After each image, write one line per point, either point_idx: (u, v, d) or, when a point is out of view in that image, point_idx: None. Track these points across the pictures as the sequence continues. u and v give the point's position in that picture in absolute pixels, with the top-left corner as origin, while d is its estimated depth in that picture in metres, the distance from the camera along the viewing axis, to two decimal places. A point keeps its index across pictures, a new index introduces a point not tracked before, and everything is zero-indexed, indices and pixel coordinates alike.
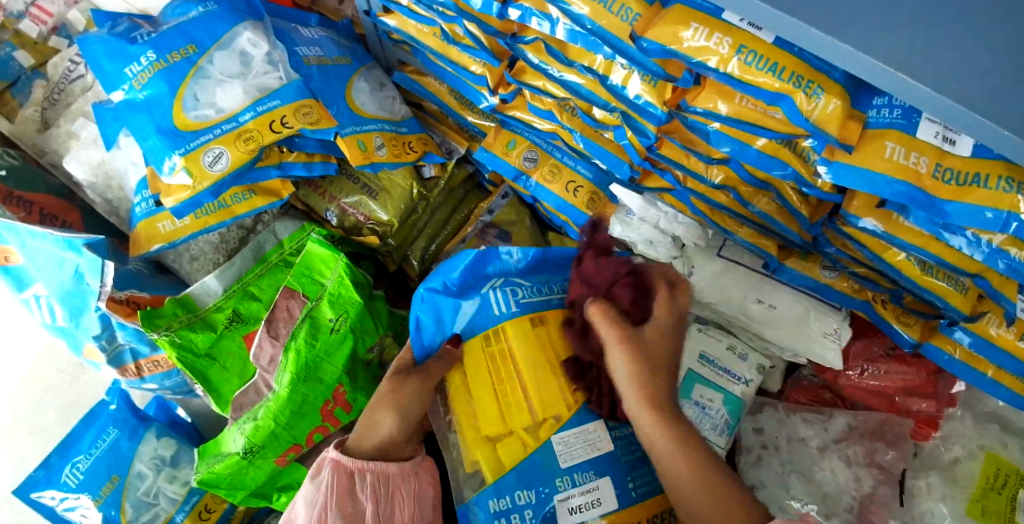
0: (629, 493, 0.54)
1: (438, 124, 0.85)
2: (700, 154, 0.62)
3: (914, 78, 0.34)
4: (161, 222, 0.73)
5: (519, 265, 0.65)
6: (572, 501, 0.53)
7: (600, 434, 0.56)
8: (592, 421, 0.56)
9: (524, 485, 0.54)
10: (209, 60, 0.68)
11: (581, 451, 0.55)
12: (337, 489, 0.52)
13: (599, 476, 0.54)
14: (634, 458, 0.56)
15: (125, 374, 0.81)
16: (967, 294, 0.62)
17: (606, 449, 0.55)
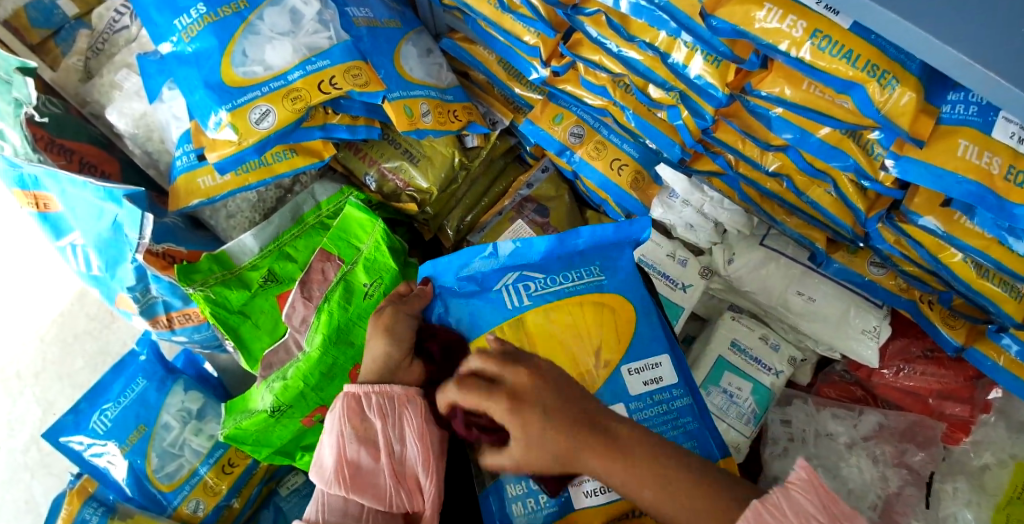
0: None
1: (484, 94, 0.82)
2: (756, 138, 0.61)
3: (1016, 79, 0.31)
4: (201, 178, 0.73)
5: (535, 253, 0.56)
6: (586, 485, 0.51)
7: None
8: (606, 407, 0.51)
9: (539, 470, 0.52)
10: (259, 16, 0.67)
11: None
12: (347, 415, 0.49)
13: None
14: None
15: (157, 325, 0.82)
16: (1022, 301, 0.61)
17: None
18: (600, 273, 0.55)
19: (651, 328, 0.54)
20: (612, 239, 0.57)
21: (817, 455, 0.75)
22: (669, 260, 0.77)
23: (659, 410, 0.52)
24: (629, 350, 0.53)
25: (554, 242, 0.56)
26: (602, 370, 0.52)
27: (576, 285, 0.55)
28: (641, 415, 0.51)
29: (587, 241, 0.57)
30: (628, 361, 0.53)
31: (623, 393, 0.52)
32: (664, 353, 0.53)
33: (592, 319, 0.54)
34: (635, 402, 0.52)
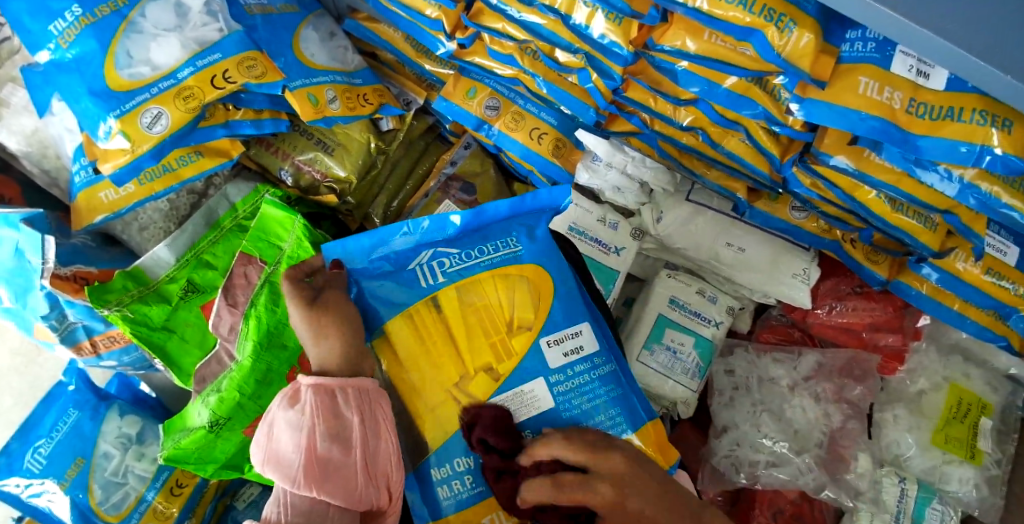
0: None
1: (395, 75, 0.80)
2: (666, 95, 0.59)
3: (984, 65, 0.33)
4: (103, 192, 0.68)
5: (449, 228, 0.58)
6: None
7: (537, 394, 0.53)
8: (527, 381, 0.53)
9: (465, 451, 0.52)
10: (141, 13, 0.62)
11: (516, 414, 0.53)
12: (316, 406, 0.48)
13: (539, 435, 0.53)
14: (579, 412, 0.53)
15: (81, 352, 0.78)
16: (936, 230, 0.63)
17: (546, 406, 0.53)
18: (516, 244, 0.58)
19: (569, 299, 0.57)
20: (528, 209, 0.59)
21: (762, 401, 0.77)
22: (599, 224, 0.76)
23: (581, 379, 0.54)
24: (547, 322, 0.55)
25: (469, 217, 0.58)
26: (518, 346, 0.54)
27: (491, 258, 0.57)
28: (560, 387, 0.54)
29: (502, 214, 0.59)
30: (547, 333, 0.55)
31: (543, 368, 0.54)
32: (584, 322, 0.56)
33: (511, 290, 0.56)
34: (556, 373, 0.54)
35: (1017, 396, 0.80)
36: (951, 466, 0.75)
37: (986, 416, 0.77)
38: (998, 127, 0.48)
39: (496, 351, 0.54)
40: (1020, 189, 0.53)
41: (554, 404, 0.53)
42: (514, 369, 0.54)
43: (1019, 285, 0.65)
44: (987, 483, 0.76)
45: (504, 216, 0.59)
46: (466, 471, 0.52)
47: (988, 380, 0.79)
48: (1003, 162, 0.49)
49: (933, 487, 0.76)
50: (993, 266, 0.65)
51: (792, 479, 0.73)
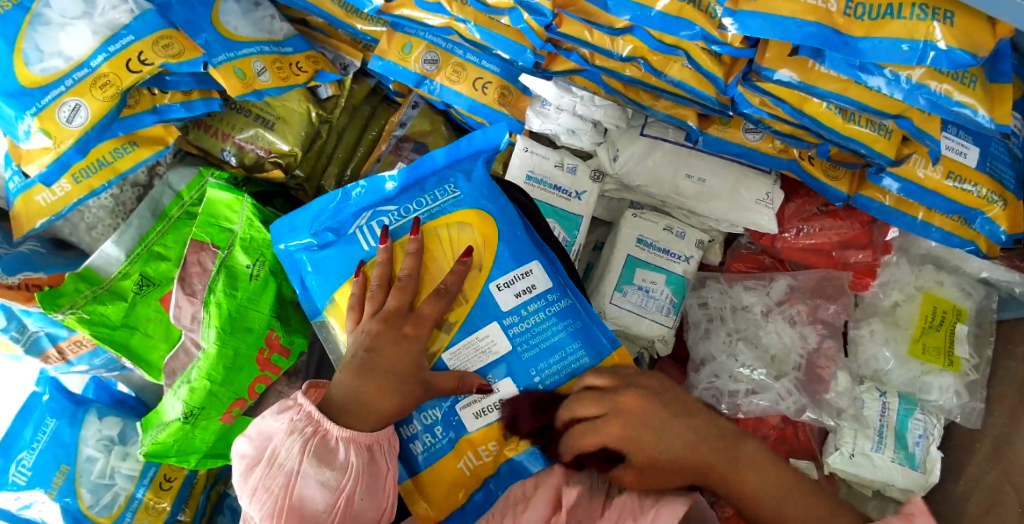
0: (535, 393, 0.52)
1: (328, 39, 0.76)
2: (599, 24, 0.56)
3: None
4: (39, 195, 0.65)
5: (385, 188, 0.58)
6: (475, 406, 0.52)
7: (493, 337, 0.53)
8: (482, 326, 0.53)
9: (430, 402, 0.52)
10: (45, 3, 0.60)
11: (474, 360, 0.52)
12: (316, 444, 0.46)
13: (498, 380, 0.52)
14: (539, 350, 0.53)
15: (49, 360, 0.77)
16: (892, 138, 0.62)
17: (502, 349, 0.52)
18: (452, 192, 0.57)
19: (516, 239, 0.56)
20: (464, 155, 0.61)
21: (737, 329, 0.77)
22: (558, 171, 0.72)
23: (535, 317, 0.54)
24: (496, 264, 0.54)
25: (404, 175, 0.59)
26: (469, 293, 0.53)
27: (432, 209, 0.56)
28: (516, 327, 0.53)
29: (440, 165, 0.60)
30: (495, 277, 0.54)
31: (496, 311, 0.53)
32: (533, 261, 0.55)
33: (451, 237, 0.55)
34: (509, 315, 0.53)
35: (991, 300, 0.80)
36: (931, 376, 0.76)
37: (962, 322, 0.77)
38: (940, 20, 0.47)
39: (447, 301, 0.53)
40: (969, 85, 0.53)
41: (512, 345, 0.53)
42: (468, 315, 0.53)
43: (980, 187, 0.65)
44: (968, 389, 0.77)
45: (440, 169, 0.60)
46: (435, 421, 0.52)
47: (961, 286, 0.79)
48: (948, 57, 0.47)
49: (915, 397, 0.77)
50: (953, 169, 0.65)
51: (773, 405, 0.73)
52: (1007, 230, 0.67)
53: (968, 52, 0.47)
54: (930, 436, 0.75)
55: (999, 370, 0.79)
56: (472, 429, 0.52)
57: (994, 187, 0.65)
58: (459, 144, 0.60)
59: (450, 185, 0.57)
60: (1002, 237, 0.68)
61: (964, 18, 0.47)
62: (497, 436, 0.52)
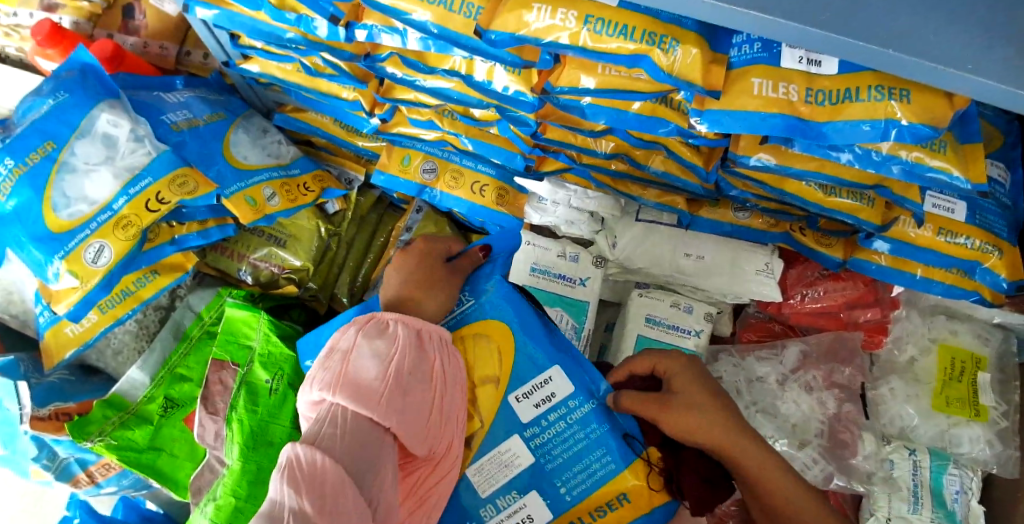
0: (563, 504, 0.53)
1: (334, 157, 0.83)
2: (584, 128, 0.60)
3: (882, 46, 0.35)
4: (66, 327, 0.68)
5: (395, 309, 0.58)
6: None
7: (515, 451, 0.54)
8: (504, 440, 0.55)
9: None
10: (71, 152, 0.63)
11: (496, 476, 0.54)
12: (339, 454, 0.37)
13: (524, 495, 0.53)
14: (561, 461, 0.54)
15: (79, 484, 0.78)
16: (875, 205, 0.63)
17: (524, 463, 0.54)
18: (469, 299, 0.59)
19: (532, 346, 0.57)
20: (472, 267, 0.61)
21: (755, 401, 0.76)
22: (561, 260, 0.75)
23: (556, 427, 0.55)
24: (514, 377, 0.56)
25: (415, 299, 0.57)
26: (489, 409, 0.55)
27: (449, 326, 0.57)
28: (537, 438, 0.55)
29: (445, 275, 0.59)
30: (513, 389, 0.56)
31: (516, 423, 0.55)
32: (553, 368, 0.57)
33: (469, 350, 0.57)
34: (531, 427, 0.55)
35: (1010, 344, 0.79)
36: (959, 428, 0.74)
37: (983, 370, 0.76)
38: (896, 99, 0.48)
39: (469, 420, 0.55)
40: (938, 150, 0.54)
41: (535, 458, 0.54)
42: (489, 430, 0.55)
43: (973, 239, 0.65)
44: (1000, 437, 0.75)
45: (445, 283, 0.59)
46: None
47: (976, 333, 0.78)
48: (910, 132, 0.48)
49: (946, 452, 0.75)
50: (943, 225, 0.66)
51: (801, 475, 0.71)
52: (1009, 279, 0.66)
53: (928, 125, 0.48)
54: (968, 490, 0.74)
55: None
56: None
57: (988, 237, 0.65)
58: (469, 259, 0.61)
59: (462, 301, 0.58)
60: (1004, 285, 0.67)
61: (922, 94, 0.48)
62: None
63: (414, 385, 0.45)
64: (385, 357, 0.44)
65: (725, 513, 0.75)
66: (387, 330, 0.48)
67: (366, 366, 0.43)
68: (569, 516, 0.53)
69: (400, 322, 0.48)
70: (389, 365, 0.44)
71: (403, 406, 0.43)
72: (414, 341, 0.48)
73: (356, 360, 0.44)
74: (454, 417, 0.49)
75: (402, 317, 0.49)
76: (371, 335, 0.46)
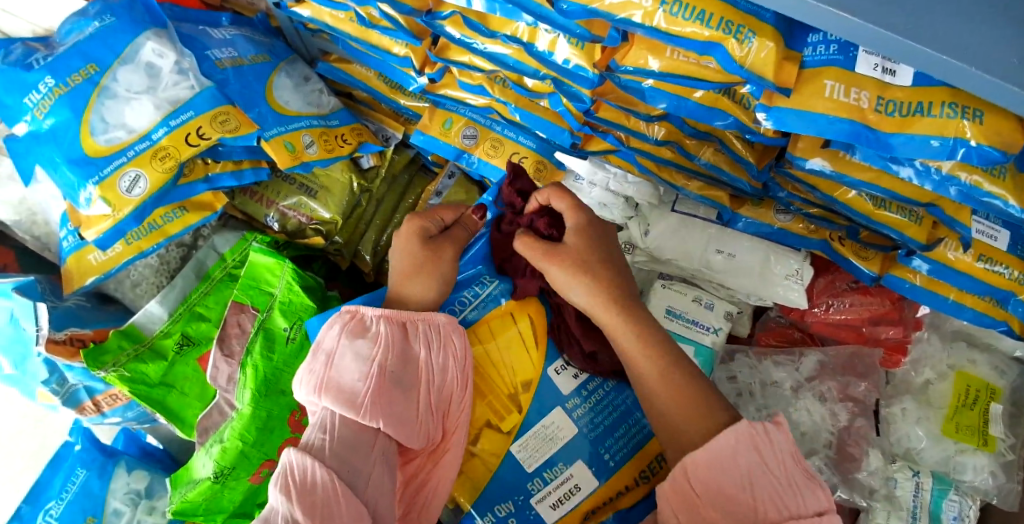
0: (608, 470, 0.57)
1: (372, 112, 0.82)
2: (637, 111, 0.59)
3: (971, 65, 0.33)
4: (90, 254, 0.68)
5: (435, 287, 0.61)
6: (551, 497, 0.56)
7: (559, 423, 0.58)
8: (547, 414, 0.58)
9: (503, 497, 0.56)
10: (113, 77, 0.62)
11: (543, 449, 0.57)
12: (327, 457, 0.44)
13: (570, 466, 0.56)
14: (602, 430, 0.58)
15: (85, 412, 0.78)
16: (922, 223, 0.63)
17: (569, 434, 0.57)
18: (491, 281, 0.61)
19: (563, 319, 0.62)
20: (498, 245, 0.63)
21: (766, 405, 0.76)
22: None
23: (593, 396, 0.59)
24: (550, 352, 0.60)
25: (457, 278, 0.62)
26: (529, 383, 0.58)
27: (486, 298, 0.60)
28: (579, 410, 0.58)
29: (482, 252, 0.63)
30: (551, 363, 0.59)
31: (558, 395, 0.59)
32: None
33: (505, 324, 0.60)
34: (571, 398, 0.59)
35: None
36: (965, 456, 0.74)
37: (996, 401, 0.76)
38: (969, 119, 0.46)
39: (512, 397, 0.58)
40: (998, 176, 0.52)
41: (577, 428, 0.58)
42: (533, 404, 0.58)
43: (1011, 269, 0.64)
44: (1004, 469, 0.74)
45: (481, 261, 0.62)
46: (509, 515, 0.56)
47: (995, 364, 0.78)
48: (978, 154, 0.47)
49: (949, 478, 0.75)
50: (985, 252, 0.64)
51: None
52: None
53: (998, 149, 0.46)
54: (964, 518, 0.73)
55: None
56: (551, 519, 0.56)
57: None
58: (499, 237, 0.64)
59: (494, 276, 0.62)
60: None
61: (995, 116, 0.46)
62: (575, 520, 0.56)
63: (402, 379, 0.49)
64: (367, 357, 0.49)
65: None
66: (370, 329, 0.51)
67: (348, 369, 0.48)
68: (614, 483, 0.57)
69: (382, 319, 0.51)
70: (370, 366, 0.48)
71: (391, 401, 0.48)
72: (399, 336, 0.51)
73: (341, 362, 0.48)
74: (456, 397, 0.52)
75: (385, 312, 0.52)
76: (354, 336, 0.51)
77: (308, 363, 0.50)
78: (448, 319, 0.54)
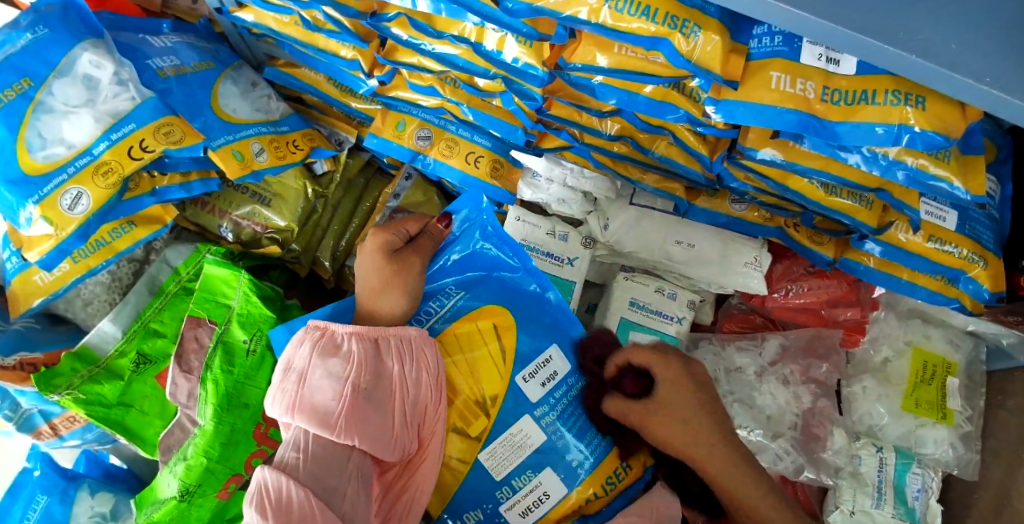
0: (577, 477, 0.55)
1: (324, 117, 0.80)
2: (590, 108, 0.59)
3: (905, 51, 0.33)
4: (36, 275, 0.65)
5: None
6: (520, 504, 0.55)
7: (526, 430, 0.56)
8: (515, 422, 0.56)
9: (471, 505, 0.55)
10: (48, 91, 0.59)
11: (510, 457, 0.55)
12: (303, 477, 0.44)
13: (539, 473, 0.55)
14: (572, 435, 0.56)
15: (41, 437, 0.76)
16: (872, 208, 0.64)
17: (538, 441, 0.55)
18: (457, 291, 0.59)
19: (530, 324, 0.59)
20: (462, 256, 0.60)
21: (732, 391, 0.77)
22: (551, 238, 0.74)
23: (562, 403, 0.57)
24: (517, 358, 0.57)
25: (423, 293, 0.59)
26: (495, 393, 0.56)
27: (452, 306, 0.58)
28: (547, 417, 0.56)
29: (446, 263, 0.60)
30: (518, 370, 0.57)
31: (526, 403, 0.56)
32: (551, 346, 0.59)
33: (470, 332, 0.57)
34: (539, 406, 0.56)
35: (979, 352, 0.81)
36: (925, 429, 0.77)
37: (952, 375, 0.78)
38: (912, 105, 0.47)
39: (478, 408, 0.56)
40: (942, 159, 0.53)
41: (547, 436, 0.56)
42: (500, 413, 0.56)
43: (960, 248, 0.66)
44: (962, 440, 0.77)
45: (444, 273, 0.60)
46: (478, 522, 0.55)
47: (950, 339, 0.80)
48: (922, 139, 0.48)
49: (911, 452, 0.77)
50: (934, 232, 0.66)
51: (770, 466, 0.73)
52: (991, 290, 0.68)
53: (940, 134, 0.47)
54: (928, 490, 0.76)
55: (990, 421, 0.80)
56: None
57: (975, 247, 0.66)
58: (462, 245, 0.61)
59: (457, 285, 0.60)
60: (985, 295, 0.68)
61: (936, 101, 0.47)
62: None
63: (375, 395, 0.49)
64: (340, 376, 0.48)
65: None
66: (342, 347, 0.50)
67: (321, 388, 0.47)
68: (581, 491, 0.55)
69: (353, 337, 0.50)
70: (344, 385, 0.47)
71: (365, 417, 0.47)
72: (371, 352, 0.50)
73: (314, 382, 0.48)
74: (431, 408, 0.51)
75: (356, 330, 0.51)
76: (326, 355, 0.49)
77: (282, 384, 0.49)
78: (418, 331, 0.53)
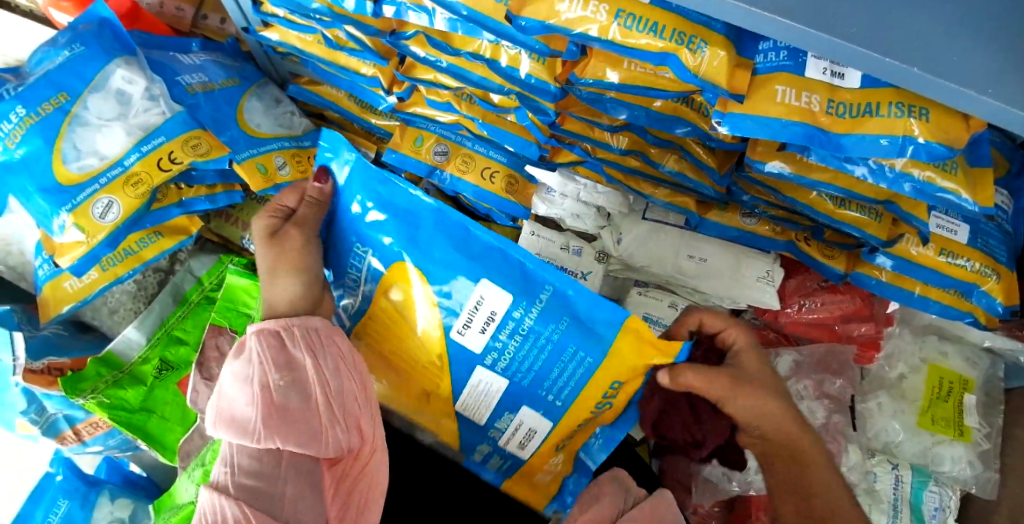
0: (557, 410, 0.58)
1: (343, 132, 0.83)
2: (602, 123, 0.61)
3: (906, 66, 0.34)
4: (67, 282, 0.68)
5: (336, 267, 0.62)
6: (515, 439, 0.62)
7: (485, 381, 0.57)
8: (471, 376, 0.58)
9: (480, 441, 0.64)
10: (84, 106, 0.62)
11: (482, 407, 0.60)
12: (238, 490, 0.45)
13: (517, 414, 0.59)
14: (535, 379, 0.57)
15: (66, 442, 0.78)
16: (882, 221, 0.64)
17: (499, 389, 0.58)
18: (367, 249, 0.57)
19: (454, 265, 0.55)
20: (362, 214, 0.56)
21: None
22: (564, 253, 0.76)
23: (509, 346, 0.55)
24: (451, 309, 0.55)
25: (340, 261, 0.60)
26: (443, 344, 0.57)
27: (373, 268, 0.57)
28: (498, 363, 0.56)
29: (346, 224, 0.58)
30: (454, 323, 0.55)
31: (474, 356, 0.56)
32: (481, 282, 0.54)
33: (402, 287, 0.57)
34: (486, 355, 0.56)
35: (996, 369, 0.80)
36: (942, 447, 0.76)
37: (969, 392, 0.77)
38: (916, 117, 0.48)
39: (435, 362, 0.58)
40: (950, 171, 0.54)
41: (506, 379, 0.57)
42: (455, 365, 0.58)
43: (973, 262, 0.66)
44: (981, 459, 0.76)
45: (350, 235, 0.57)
46: (491, 453, 0.65)
47: (966, 356, 0.79)
48: (926, 150, 0.49)
49: (928, 469, 0.76)
50: (945, 246, 0.66)
51: None
52: (1003, 303, 0.67)
53: (944, 145, 0.48)
54: (945, 509, 0.75)
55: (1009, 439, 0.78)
56: (523, 455, 0.63)
57: (988, 261, 0.66)
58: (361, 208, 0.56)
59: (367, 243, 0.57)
60: (999, 309, 0.68)
61: (938, 112, 0.48)
62: (548, 453, 0.63)
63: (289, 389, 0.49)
64: (248, 379, 0.48)
65: (707, 514, 0.78)
66: (246, 349, 0.51)
67: (234, 398, 0.48)
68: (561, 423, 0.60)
69: (255, 336, 0.51)
70: (252, 388, 0.48)
71: (282, 415, 0.47)
72: (273, 347, 0.50)
73: (227, 392, 0.49)
74: (354, 394, 0.51)
75: (260, 326, 0.51)
76: (234, 363, 0.50)
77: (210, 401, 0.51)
78: (324, 321, 0.53)
